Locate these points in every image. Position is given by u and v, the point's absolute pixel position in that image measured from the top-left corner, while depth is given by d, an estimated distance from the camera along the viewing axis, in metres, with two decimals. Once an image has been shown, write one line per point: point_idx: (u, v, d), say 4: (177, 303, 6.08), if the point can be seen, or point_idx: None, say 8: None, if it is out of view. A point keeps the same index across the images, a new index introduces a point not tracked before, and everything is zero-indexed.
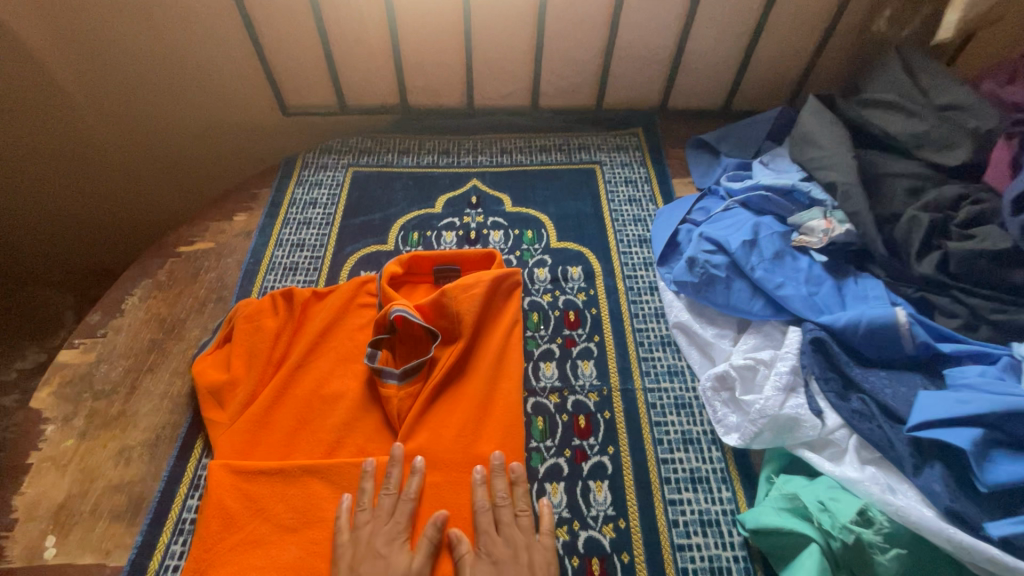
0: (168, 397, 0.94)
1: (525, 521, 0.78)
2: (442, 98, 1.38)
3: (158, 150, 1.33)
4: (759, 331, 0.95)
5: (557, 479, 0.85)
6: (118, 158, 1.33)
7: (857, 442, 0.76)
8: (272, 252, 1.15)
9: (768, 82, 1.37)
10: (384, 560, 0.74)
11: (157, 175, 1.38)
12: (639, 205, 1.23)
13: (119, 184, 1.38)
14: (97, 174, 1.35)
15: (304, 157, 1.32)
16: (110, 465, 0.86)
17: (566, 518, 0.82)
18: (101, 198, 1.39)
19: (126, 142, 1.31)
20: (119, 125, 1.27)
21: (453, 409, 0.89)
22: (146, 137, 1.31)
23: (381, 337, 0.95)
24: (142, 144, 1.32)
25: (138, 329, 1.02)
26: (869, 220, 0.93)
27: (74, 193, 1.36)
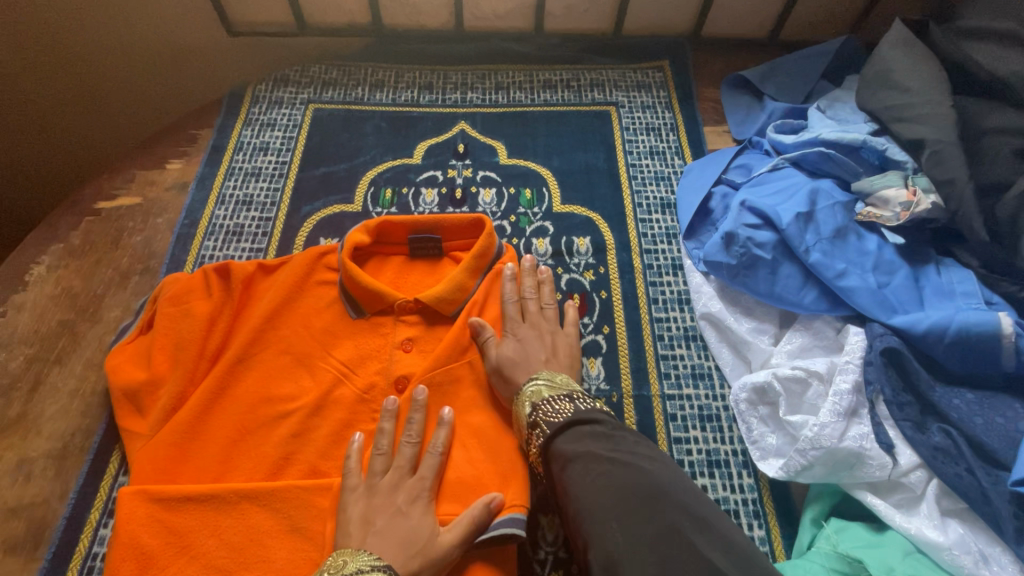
0: (80, 396, 0.76)
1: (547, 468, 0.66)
2: (424, 17, 1.13)
3: (60, 77, 1.05)
4: (807, 329, 0.77)
5: None
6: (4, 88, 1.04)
7: (937, 489, 0.59)
8: (212, 211, 0.93)
9: (829, 3, 1.10)
10: (405, 519, 0.64)
11: (83, 105, 1.10)
12: (662, 158, 1.01)
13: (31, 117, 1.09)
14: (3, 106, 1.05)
15: (253, 90, 1.08)
16: (6, 483, 0.70)
17: None
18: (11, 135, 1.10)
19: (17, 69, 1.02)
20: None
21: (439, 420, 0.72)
22: (38, 60, 1.02)
23: (408, 374, 0.76)
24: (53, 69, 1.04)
25: (45, 307, 0.83)
26: (966, 191, 0.72)
27: None
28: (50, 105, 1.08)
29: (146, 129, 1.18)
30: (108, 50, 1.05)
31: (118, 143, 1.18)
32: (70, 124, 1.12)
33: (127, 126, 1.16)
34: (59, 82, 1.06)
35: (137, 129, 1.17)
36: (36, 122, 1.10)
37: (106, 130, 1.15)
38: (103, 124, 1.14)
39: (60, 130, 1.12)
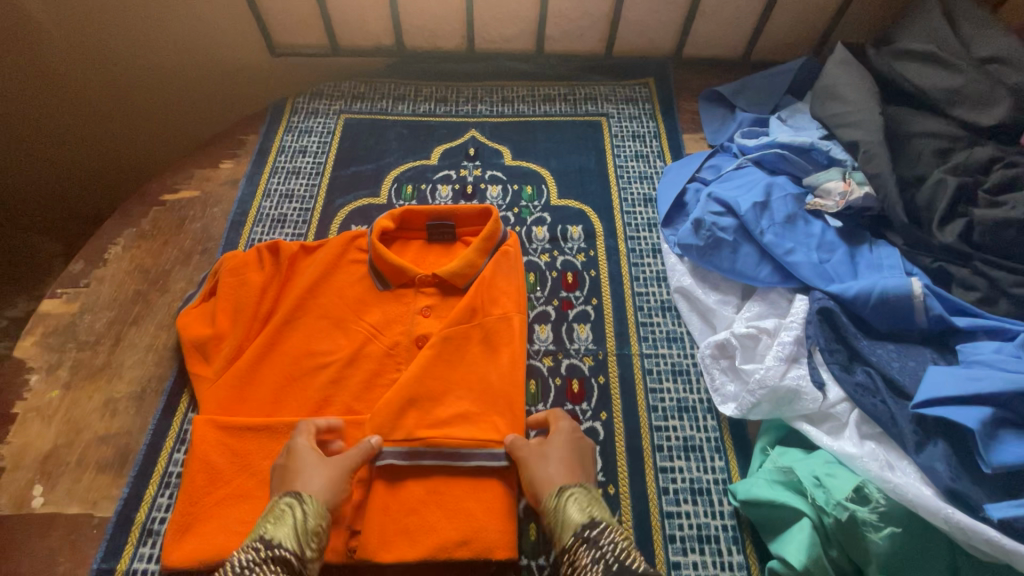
0: (154, 349, 0.92)
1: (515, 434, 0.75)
2: (440, 40, 1.30)
3: (128, 91, 1.24)
4: (764, 299, 0.91)
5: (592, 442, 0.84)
6: (83, 101, 1.23)
7: (858, 417, 0.73)
8: (260, 202, 1.09)
9: (793, 29, 1.26)
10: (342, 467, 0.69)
11: (149, 114, 1.29)
12: (646, 160, 1.17)
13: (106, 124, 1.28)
14: (84, 114, 1.25)
15: (293, 102, 1.25)
16: (96, 417, 0.85)
17: (601, 481, 0.81)
18: (89, 139, 1.29)
19: (98, 83, 1.21)
20: (86, 64, 1.17)
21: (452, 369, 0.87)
22: (115, 79, 1.21)
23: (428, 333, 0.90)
24: (127, 84, 1.23)
25: (122, 279, 0.99)
26: (890, 182, 0.87)
27: (59, 135, 1.27)
28: (119, 115, 1.27)
29: (199, 136, 1.36)
30: (173, 69, 1.23)
31: (173, 148, 1.36)
32: (135, 130, 1.31)
33: (182, 134, 1.34)
34: (128, 95, 1.24)
35: (190, 136, 1.35)
36: (107, 130, 1.29)
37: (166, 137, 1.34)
38: (164, 130, 1.33)
39: (125, 137, 1.31)
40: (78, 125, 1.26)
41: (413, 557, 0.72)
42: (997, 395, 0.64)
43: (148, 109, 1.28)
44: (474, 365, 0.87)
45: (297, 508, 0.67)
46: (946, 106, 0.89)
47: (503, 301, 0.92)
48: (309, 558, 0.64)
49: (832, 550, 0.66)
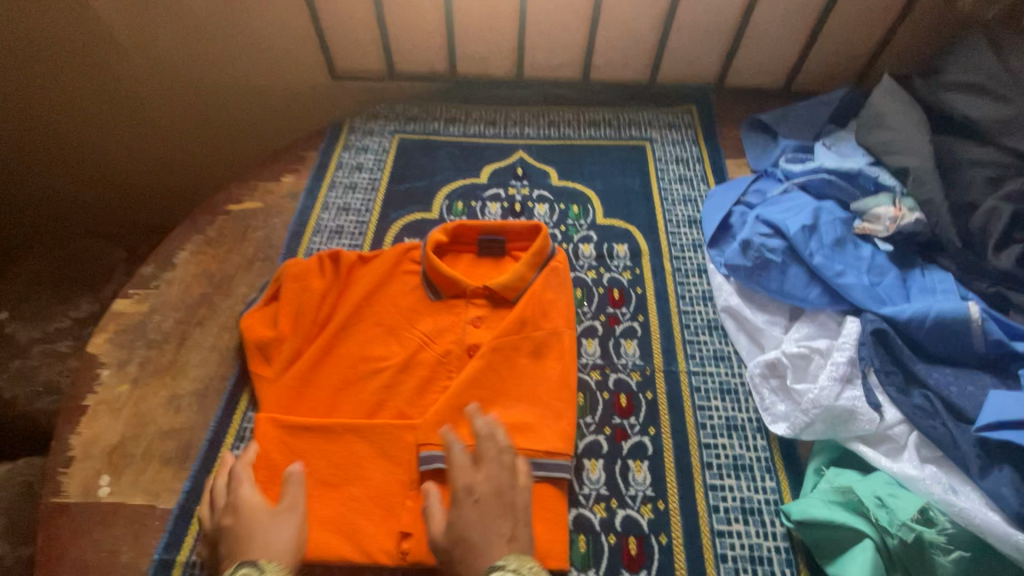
0: (216, 350, 0.96)
1: (508, 459, 0.74)
2: (491, 67, 1.37)
3: (208, 105, 1.38)
4: (812, 321, 0.91)
5: (640, 457, 0.84)
6: (172, 115, 1.40)
7: (917, 439, 0.73)
8: (319, 215, 1.15)
9: (837, 60, 1.29)
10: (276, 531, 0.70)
11: (229, 128, 1.43)
12: (690, 184, 1.20)
13: (193, 136, 1.44)
14: (174, 127, 1.42)
15: (350, 122, 1.32)
16: (161, 412, 0.89)
17: (651, 496, 0.81)
18: (178, 148, 1.47)
19: (184, 100, 1.37)
20: (173, 83, 1.34)
21: (504, 379, 0.89)
22: (198, 96, 1.36)
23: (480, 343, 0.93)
24: (209, 102, 1.38)
25: (188, 283, 1.04)
26: (942, 209, 0.88)
27: (153, 144, 1.45)
28: (203, 128, 1.43)
29: (260, 146, 1.48)
30: (247, 90, 1.36)
31: (247, 158, 1.50)
32: (218, 142, 1.46)
33: (245, 144, 1.47)
34: (209, 110, 1.39)
35: (253, 147, 1.48)
36: (190, 139, 1.45)
37: (244, 149, 1.48)
38: (241, 143, 1.47)
39: (197, 145, 1.46)
40: (169, 136, 1.44)
41: None
42: None
43: (227, 124, 1.42)
44: (524, 376, 0.89)
45: None
46: (997, 135, 0.91)
47: (553, 316, 0.95)
48: None
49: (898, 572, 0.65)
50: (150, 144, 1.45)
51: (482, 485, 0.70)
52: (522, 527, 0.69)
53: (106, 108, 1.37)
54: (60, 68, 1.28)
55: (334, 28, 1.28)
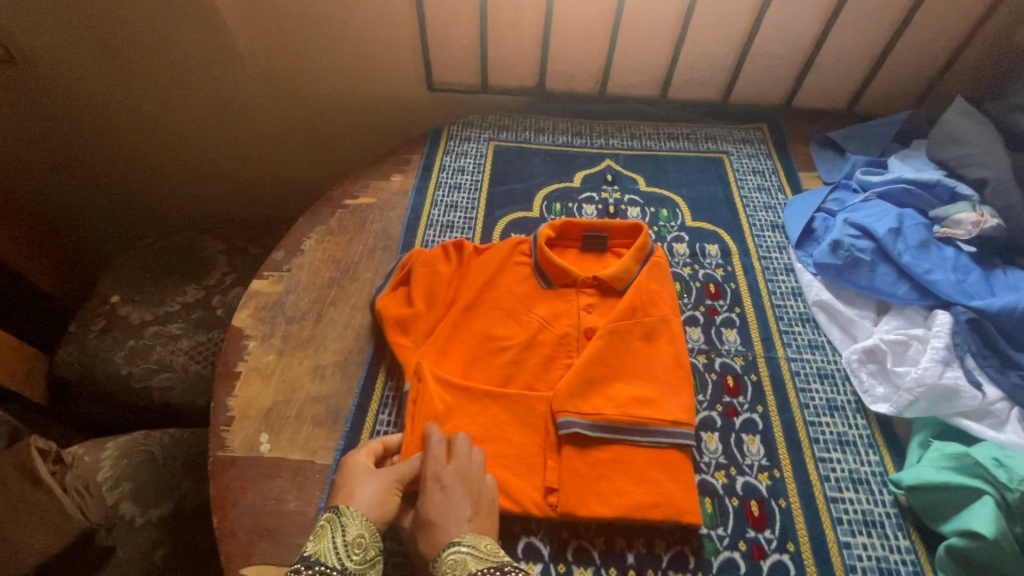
0: (351, 327, 1.04)
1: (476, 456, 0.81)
2: (576, 83, 1.49)
3: (320, 113, 1.53)
4: (901, 314, 1.00)
5: (752, 431, 0.92)
6: (289, 122, 1.55)
7: (1017, 414, 0.82)
8: (429, 210, 1.25)
9: (899, 84, 1.41)
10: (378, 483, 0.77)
11: (337, 132, 1.57)
12: (768, 193, 1.30)
13: (306, 140, 1.59)
14: (289, 132, 1.57)
15: (448, 130, 1.43)
16: (308, 379, 0.97)
17: (766, 465, 0.88)
18: (292, 150, 1.62)
19: (299, 108, 1.51)
20: (291, 92, 1.47)
21: (623, 358, 0.96)
22: (311, 104, 1.50)
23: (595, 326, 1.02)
24: (320, 110, 1.52)
25: (317, 267, 1.14)
26: (1022, 215, 0.98)
27: (271, 147, 1.61)
28: (314, 133, 1.57)
29: (358, 151, 1.62)
30: (354, 98, 1.49)
31: (350, 159, 1.65)
32: (326, 145, 1.61)
33: (346, 148, 1.61)
34: (321, 117, 1.54)
35: (352, 151, 1.62)
36: (304, 143, 1.60)
37: (347, 152, 1.63)
38: (345, 146, 1.61)
39: (306, 147, 1.61)
40: (285, 141, 1.59)
41: (609, 514, 0.80)
42: None
43: (335, 129, 1.56)
44: (640, 356, 0.97)
45: (337, 522, 0.71)
46: None
47: (660, 305, 1.04)
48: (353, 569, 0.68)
49: (1017, 525, 0.71)
50: (268, 148, 1.61)
51: (449, 474, 0.77)
52: (481, 514, 0.75)
53: (231, 116, 1.52)
54: (185, 79, 1.42)
55: (438, 44, 1.40)
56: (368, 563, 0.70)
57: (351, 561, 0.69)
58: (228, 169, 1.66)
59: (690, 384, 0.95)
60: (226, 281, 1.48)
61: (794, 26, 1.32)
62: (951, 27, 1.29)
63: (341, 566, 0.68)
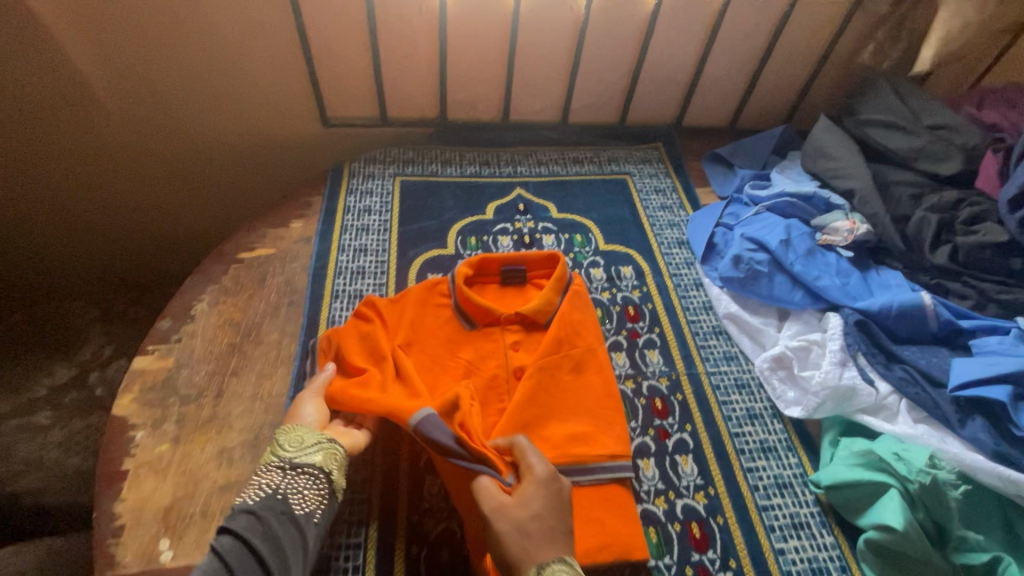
0: (259, 398, 0.94)
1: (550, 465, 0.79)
2: (478, 112, 1.47)
3: (206, 155, 1.38)
4: (799, 319, 1.08)
5: (684, 451, 0.94)
6: (175, 163, 1.37)
7: (906, 405, 0.89)
8: (337, 257, 1.17)
9: (771, 102, 1.54)
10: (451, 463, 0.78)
11: (231, 174, 1.43)
12: (671, 211, 1.36)
13: (200, 183, 1.43)
14: (178, 175, 1.40)
15: (349, 167, 1.36)
16: (213, 466, 0.86)
17: (701, 484, 0.91)
18: (185, 195, 1.44)
19: (178, 151, 1.35)
20: (167, 132, 1.31)
21: (556, 396, 0.95)
22: (193, 145, 1.35)
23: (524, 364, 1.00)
24: (206, 153, 1.37)
25: (213, 333, 1.02)
26: (886, 221, 1.09)
27: (158, 194, 1.42)
28: (204, 175, 1.41)
29: (251, 194, 1.48)
30: (240, 139, 1.36)
31: (250, 202, 1.50)
32: (224, 188, 1.45)
33: (237, 191, 1.47)
34: (211, 160, 1.39)
35: (245, 195, 1.48)
36: (197, 186, 1.43)
37: (247, 194, 1.47)
38: (240, 189, 1.46)
39: (197, 192, 1.44)
40: (176, 185, 1.42)
41: None
42: (1011, 375, 0.82)
43: (228, 171, 1.42)
44: (571, 390, 0.97)
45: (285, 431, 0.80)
46: (911, 160, 1.16)
47: (584, 334, 1.05)
48: (299, 456, 0.78)
49: (920, 512, 0.78)
50: (160, 193, 1.42)
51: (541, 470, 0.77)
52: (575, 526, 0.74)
53: (105, 160, 1.33)
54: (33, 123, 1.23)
55: (330, 79, 1.32)
56: (312, 447, 0.79)
57: (291, 453, 0.78)
58: (115, 218, 1.44)
59: (622, 413, 0.96)
60: (105, 355, 1.34)
61: (676, 53, 1.41)
62: (809, 50, 1.43)
63: (284, 455, 0.77)
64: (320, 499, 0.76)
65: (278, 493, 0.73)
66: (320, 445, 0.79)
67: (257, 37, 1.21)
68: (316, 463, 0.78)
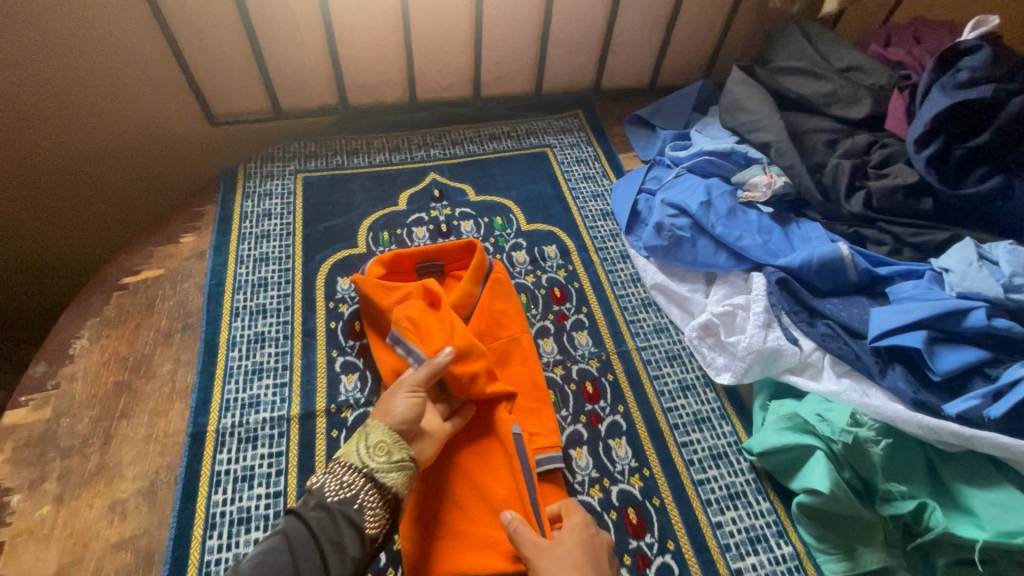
0: (155, 440, 0.85)
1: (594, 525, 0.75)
2: (382, 94, 1.36)
3: (76, 171, 1.20)
4: (726, 282, 1.05)
5: (618, 435, 0.91)
6: (40, 182, 1.18)
7: (830, 360, 0.88)
8: (235, 270, 1.07)
9: (688, 57, 1.49)
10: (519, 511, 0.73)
11: (114, 188, 1.26)
12: (594, 180, 1.31)
13: (79, 204, 1.25)
14: (49, 198, 1.21)
15: (244, 168, 1.24)
16: (103, 524, 0.77)
17: (636, 466, 0.88)
18: (63, 220, 1.26)
19: (41, 167, 1.16)
20: (25, 152, 1.13)
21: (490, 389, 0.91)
22: (61, 163, 1.17)
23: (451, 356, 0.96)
24: (79, 171, 1.20)
25: (97, 373, 0.91)
26: (803, 171, 1.07)
27: (30, 221, 1.23)
28: (83, 195, 1.24)
29: (138, 212, 1.32)
30: (114, 150, 1.20)
31: (141, 217, 1.33)
32: (110, 207, 1.28)
33: (123, 213, 1.31)
34: (88, 177, 1.22)
35: (131, 216, 1.32)
36: (74, 207, 1.25)
37: (135, 208, 1.31)
38: (127, 205, 1.30)
39: (76, 216, 1.26)
40: (46, 208, 1.22)
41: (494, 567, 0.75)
42: (926, 319, 0.82)
43: (109, 188, 1.25)
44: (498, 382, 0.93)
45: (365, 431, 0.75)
46: (825, 106, 1.13)
47: (508, 324, 0.99)
48: (377, 467, 0.72)
49: (846, 471, 0.77)
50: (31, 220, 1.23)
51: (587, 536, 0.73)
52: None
53: None
54: None
55: (208, 73, 1.19)
56: (395, 465, 0.73)
57: (375, 461, 0.72)
58: None
59: (550, 403, 0.92)
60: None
61: (585, 12, 1.33)
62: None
63: (367, 463, 0.72)
64: (390, 517, 0.71)
65: (347, 507, 0.69)
66: (395, 458, 0.73)
67: (110, 29, 1.05)
68: (392, 480, 0.72)
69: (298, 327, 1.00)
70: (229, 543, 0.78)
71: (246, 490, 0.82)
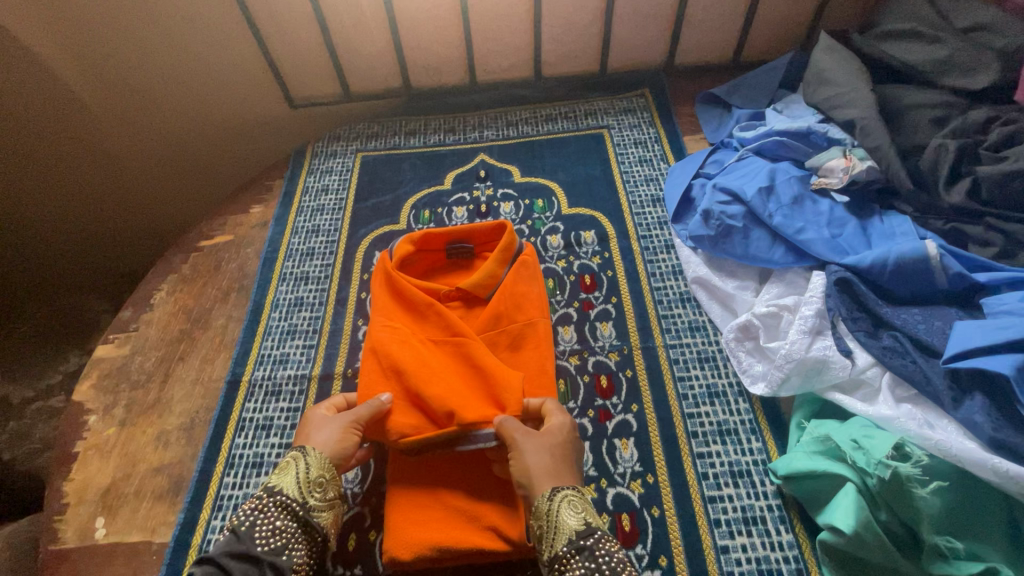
0: (200, 383, 0.97)
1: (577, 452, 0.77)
2: (443, 76, 1.39)
3: (183, 141, 1.39)
4: (782, 280, 0.91)
5: (625, 435, 0.84)
6: (156, 150, 1.39)
7: (890, 380, 0.74)
8: (289, 239, 1.16)
9: (779, 27, 1.32)
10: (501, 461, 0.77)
11: (214, 160, 1.45)
12: (650, 164, 1.21)
13: (185, 167, 1.44)
14: (162, 160, 1.42)
15: (313, 147, 1.34)
16: (150, 449, 0.89)
17: (639, 471, 0.81)
18: (173, 180, 1.46)
19: (160, 141, 1.38)
20: (143, 125, 1.34)
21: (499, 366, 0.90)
22: (171, 136, 1.38)
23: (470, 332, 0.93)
24: (184, 141, 1.39)
25: (167, 321, 1.05)
26: (892, 154, 0.89)
27: (149, 181, 1.45)
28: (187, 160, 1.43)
29: (229, 181, 1.50)
30: (211, 126, 1.38)
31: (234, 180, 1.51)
32: (209, 172, 1.47)
33: (220, 178, 1.49)
34: (192, 148, 1.41)
35: (224, 179, 1.49)
36: (182, 169, 1.45)
37: (229, 175, 1.49)
38: (224, 172, 1.48)
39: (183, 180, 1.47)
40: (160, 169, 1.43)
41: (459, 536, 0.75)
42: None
43: (207, 157, 1.44)
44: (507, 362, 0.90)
45: (302, 460, 0.72)
46: (937, 76, 0.93)
47: (526, 307, 0.94)
48: (314, 505, 0.71)
49: (881, 512, 0.65)
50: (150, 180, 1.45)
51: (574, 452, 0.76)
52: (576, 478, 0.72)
53: (95, 156, 1.36)
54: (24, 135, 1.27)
55: (286, 59, 1.30)
56: (328, 502, 0.73)
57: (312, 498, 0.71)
58: (109, 210, 1.47)
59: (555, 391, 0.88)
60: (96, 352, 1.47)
61: None
62: None
63: (304, 500, 0.70)
64: (312, 559, 0.70)
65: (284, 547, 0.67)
66: (329, 489, 0.73)
67: (204, 19, 1.19)
68: (325, 518, 0.72)
69: (333, 295, 1.07)
70: (243, 483, 0.86)
71: (263, 437, 0.90)
